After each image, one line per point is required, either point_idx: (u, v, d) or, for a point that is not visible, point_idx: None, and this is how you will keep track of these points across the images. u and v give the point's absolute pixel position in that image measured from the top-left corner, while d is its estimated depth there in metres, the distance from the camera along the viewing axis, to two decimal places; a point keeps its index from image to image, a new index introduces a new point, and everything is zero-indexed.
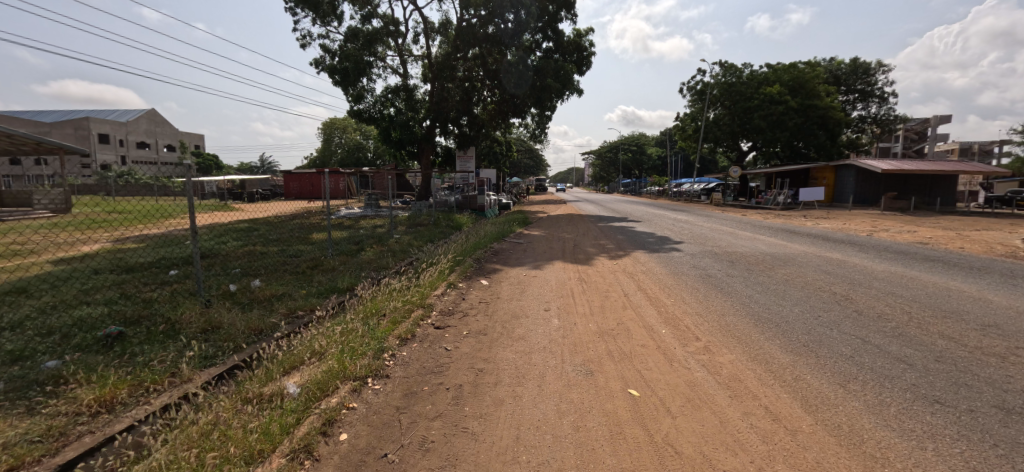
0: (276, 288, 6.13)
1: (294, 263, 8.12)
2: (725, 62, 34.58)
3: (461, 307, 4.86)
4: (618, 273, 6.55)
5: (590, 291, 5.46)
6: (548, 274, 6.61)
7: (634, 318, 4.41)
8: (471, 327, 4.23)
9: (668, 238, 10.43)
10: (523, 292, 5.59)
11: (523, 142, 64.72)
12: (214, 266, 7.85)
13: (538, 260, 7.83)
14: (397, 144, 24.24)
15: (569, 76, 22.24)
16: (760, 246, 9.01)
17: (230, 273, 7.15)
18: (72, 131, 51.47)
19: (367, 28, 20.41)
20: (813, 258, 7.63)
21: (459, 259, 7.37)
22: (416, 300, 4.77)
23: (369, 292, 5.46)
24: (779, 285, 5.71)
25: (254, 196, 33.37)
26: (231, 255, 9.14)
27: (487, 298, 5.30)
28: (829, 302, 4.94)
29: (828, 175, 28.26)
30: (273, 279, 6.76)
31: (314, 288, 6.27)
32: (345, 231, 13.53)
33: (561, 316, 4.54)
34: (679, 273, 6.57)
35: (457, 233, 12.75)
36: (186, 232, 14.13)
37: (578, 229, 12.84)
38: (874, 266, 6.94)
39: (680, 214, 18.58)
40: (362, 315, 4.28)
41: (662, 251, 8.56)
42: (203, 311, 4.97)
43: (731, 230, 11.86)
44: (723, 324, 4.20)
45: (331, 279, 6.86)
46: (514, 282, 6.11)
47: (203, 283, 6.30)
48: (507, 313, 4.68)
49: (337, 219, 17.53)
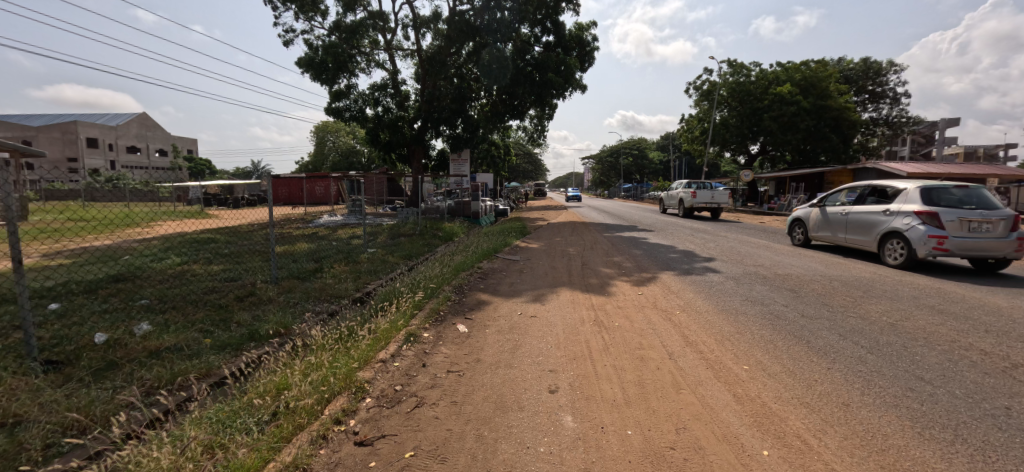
0: (165, 339, 4.31)
1: (225, 290, 6.33)
2: (733, 60, 32.58)
3: (416, 387, 3.02)
4: (649, 311, 4.76)
5: (618, 349, 3.67)
6: (556, 311, 4.81)
7: (703, 414, 2.61)
8: (424, 438, 2.41)
9: (694, 253, 8.65)
10: (516, 348, 3.76)
11: (522, 145, 62.81)
12: (115, 297, 6.02)
13: (538, 286, 6.04)
14: (386, 146, 22.59)
15: (571, 72, 20.60)
16: (813, 265, 7.25)
17: (128, 310, 5.36)
18: (59, 135, 49.88)
19: (350, 19, 18.70)
20: (895, 284, 5.93)
21: (433, 289, 5.57)
22: (342, 378, 2.94)
23: (288, 352, 3.68)
24: (892, 337, 3.91)
25: (238, 202, 31.56)
26: (152, 278, 7.29)
27: (460, 363, 3.46)
28: (997, 375, 3.14)
29: (845, 179, 26.62)
30: (178, 319, 4.98)
31: (221, 338, 4.44)
32: (316, 242, 11.77)
33: (577, 408, 2.72)
34: (733, 310, 4.75)
35: (443, 246, 11.05)
36: (135, 244, 12.28)
37: (584, 240, 11.13)
38: (990, 298, 5.19)
39: (694, 223, 16.86)
40: (235, 422, 2.47)
41: (694, 272, 6.79)
42: (9, 392, 3.13)
43: (764, 243, 10.12)
44: (863, 432, 2.43)
45: (256, 319, 5.05)
46: (506, 327, 4.31)
47: (69, 329, 4.48)
48: (488, 401, 2.84)
49: (315, 227, 15.73)
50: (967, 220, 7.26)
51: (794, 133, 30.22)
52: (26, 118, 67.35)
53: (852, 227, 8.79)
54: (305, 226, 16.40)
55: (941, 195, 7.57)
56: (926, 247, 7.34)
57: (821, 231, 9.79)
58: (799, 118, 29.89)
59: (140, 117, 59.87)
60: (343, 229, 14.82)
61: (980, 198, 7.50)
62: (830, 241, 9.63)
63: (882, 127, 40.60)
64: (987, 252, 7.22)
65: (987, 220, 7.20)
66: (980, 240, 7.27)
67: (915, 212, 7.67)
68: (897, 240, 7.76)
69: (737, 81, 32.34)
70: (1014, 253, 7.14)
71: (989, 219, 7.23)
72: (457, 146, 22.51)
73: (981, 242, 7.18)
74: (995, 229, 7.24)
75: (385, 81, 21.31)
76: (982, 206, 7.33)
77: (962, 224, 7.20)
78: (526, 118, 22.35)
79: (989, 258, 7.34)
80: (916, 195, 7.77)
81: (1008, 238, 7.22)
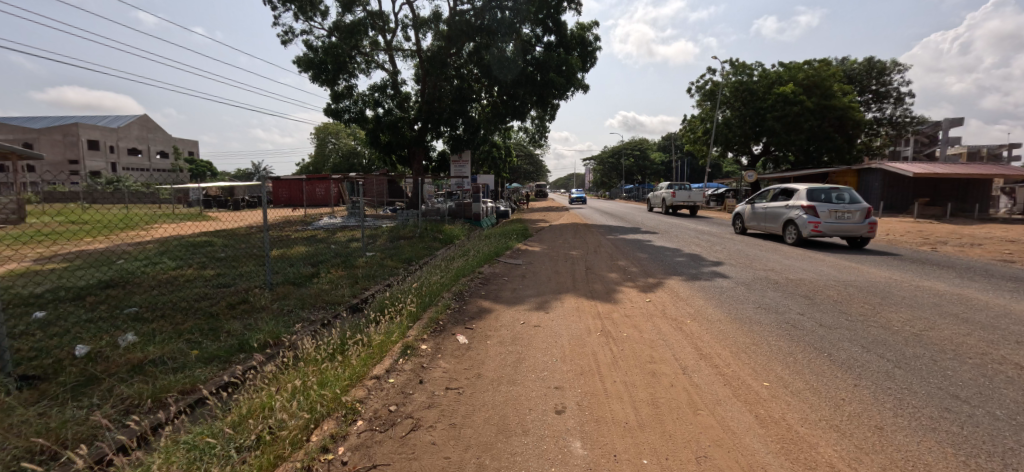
0: (150, 351, 4.10)
1: (218, 297, 6.11)
2: (735, 60, 32.37)
3: (413, 406, 2.80)
4: (658, 320, 4.55)
5: (628, 362, 3.45)
6: (560, 320, 4.59)
7: (723, 439, 2.39)
8: (420, 468, 2.20)
9: (700, 257, 8.44)
10: (519, 361, 3.54)
11: (523, 146, 62.65)
12: (103, 305, 5.81)
13: (540, 291, 5.82)
14: (387, 148, 22.42)
15: (573, 72, 20.40)
16: (825, 269, 7.02)
17: (115, 319, 5.15)
18: (60, 137, 49.77)
19: (349, 19, 18.53)
20: (912, 289, 5.71)
21: (432, 295, 5.36)
22: (334, 398, 2.74)
23: (277, 366, 3.46)
24: (919, 350, 3.67)
25: (238, 204, 31.42)
26: (145, 284, 7.09)
27: (459, 379, 3.24)
28: None
29: (850, 179, 26.36)
30: (165, 328, 4.76)
31: (209, 349, 4.23)
32: (314, 245, 11.56)
33: (586, 431, 2.51)
34: (746, 319, 4.52)
35: (443, 249, 10.85)
36: (131, 248, 12.08)
37: (587, 243, 10.92)
38: (1014, 304, 4.97)
39: (698, 224, 16.64)
40: (212, 451, 2.25)
41: (703, 277, 6.57)
42: None
43: (772, 246, 9.88)
44: (902, 460, 2.21)
45: (246, 329, 4.84)
46: (508, 338, 4.10)
47: (51, 340, 4.28)
48: (489, 423, 2.62)
49: (315, 230, 15.53)
50: (836, 210, 9.96)
51: (798, 133, 29.94)
52: (27, 120, 67.31)
53: (767, 217, 11.54)
54: (304, 228, 16.21)
55: (820, 193, 10.24)
56: (805, 230, 10.05)
57: (750, 222, 12.58)
58: (803, 118, 29.62)
59: (141, 119, 59.77)
60: (343, 232, 14.62)
61: (847, 194, 10.19)
62: (757, 230, 12.39)
63: (886, 127, 40.35)
64: (849, 233, 9.90)
65: (848, 211, 9.90)
66: (844, 225, 9.97)
67: (802, 205, 10.39)
68: (790, 226, 10.53)
69: (740, 81, 32.11)
70: (868, 234, 9.81)
71: (850, 209, 9.91)
72: (457, 148, 22.32)
73: (844, 226, 9.86)
74: (854, 217, 9.95)
75: (385, 81, 21.13)
76: (847, 200, 10.00)
77: (828, 213, 9.92)
78: (527, 119, 22.16)
79: (851, 238, 10.04)
80: (802, 193, 10.48)
81: (865, 223, 9.90)
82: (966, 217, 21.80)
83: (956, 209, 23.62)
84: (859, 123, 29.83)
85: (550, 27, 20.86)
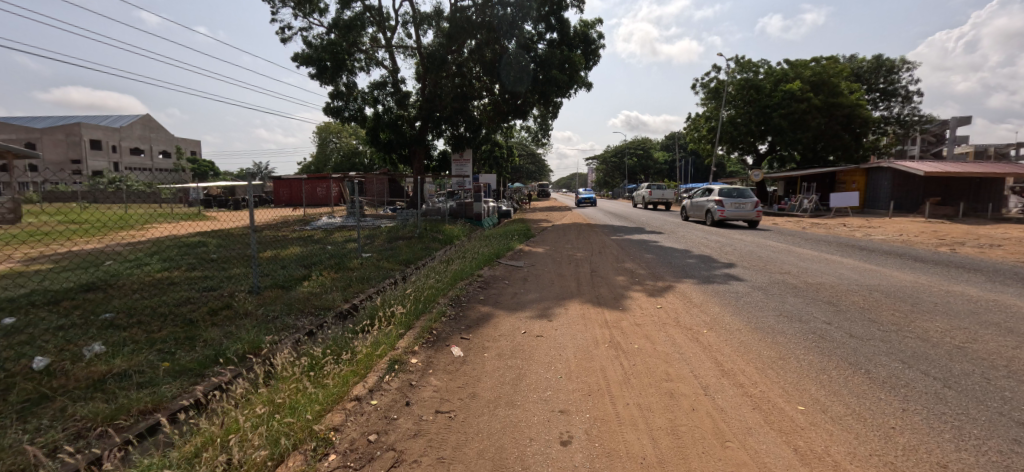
0: (115, 363, 3.75)
1: (200, 302, 5.76)
2: (740, 58, 31.94)
3: (396, 436, 2.43)
4: (671, 329, 4.18)
5: (641, 380, 3.08)
6: (564, 330, 4.21)
7: None
8: None
9: (710, 258, 8.06)
10: (520, 379, 3.17)
11: (525, 145, 62.34)
12: (79, 310, 5.48)
13: (542, 296, 5.47)
14: (387, 147, 22.09)
15: (576, 69, 19.98)
16: (844, 272, 6.63)
17: (86, 326, 4.79)
18: (64, 137, 49.74)
19: (348, 15, 18.17)
20: (943, 295, 5.31)
21: (427, 301, 5.02)
22: (303, 427, 2.36)
23: (249, 387, 3.09)
24: (967, 366, 3.28)
25: (238, 203, 31.17)
26: (128, 287, 6.76)
27: (452, 400, 2.86)
28: None
29: (858, 178, 25.90)
30: (138, 337, 4.42)
31: (181, 362, 3.88)
32: (310, 245, 11.26)
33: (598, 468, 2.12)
34: (768, 328, 4.13)
35: (442, 250, 10.52)
36: (122, 248, 11.77)
37: (591, 244, 10.58)
38: None
39: (705, 224, 16.26)
40: None
41: (715, 281, 6.19)
42: None
43: (784, 247, 9.51)
44: None
45: (226, 338, 4.49)
46: (507, 350, 3.73)
47: (9, 350, 3.94)
48: (482, 458, 2.24)
49: (313, 230, 15.20)
50: (736, 203, 15.25)
51: (804, 132, 29.46)
52: (31, 121, 67.36)
53: (698, 207, 16.80)
54: (302, 228, 15.90)
55: (727, 192, 15.51)
56: (717, 216, 15.31)
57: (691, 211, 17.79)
58: (810, 116, 29.12)
59: (144, 119, 59.75)
60: (341, 232, 14.31)
61: (745, 192, 15.54)
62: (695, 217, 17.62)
63: (893, 126, 39.97)
64: (746, 216, 15.15)
65: (744, 202, 15.16)
66: (742, 212, 15.26)
67: (716, 200, 15.63)
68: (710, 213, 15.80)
69: (746, 78, 31.63)
70: (757, 217, 15.06)
71: (745, 202, 15.19)
72: (458, 147, 21.96)
73: (742, 213, 15.05)
74: (748, 206, 15.27)
75: (385, 79, 20.77)
76: (744, 196, 15.28)
77: (732, 205, 15.09)
78: (529, 118, 21.79)
79: (747, 220, 15.36)
80: (716, 191, 15.63)
81: (755, 210, 15.18)
82: (978, 216, 21.38)
83: (968, 208, 23.07)
84: (868, 121, 29.25)
85: (553, 24, 20.38)
